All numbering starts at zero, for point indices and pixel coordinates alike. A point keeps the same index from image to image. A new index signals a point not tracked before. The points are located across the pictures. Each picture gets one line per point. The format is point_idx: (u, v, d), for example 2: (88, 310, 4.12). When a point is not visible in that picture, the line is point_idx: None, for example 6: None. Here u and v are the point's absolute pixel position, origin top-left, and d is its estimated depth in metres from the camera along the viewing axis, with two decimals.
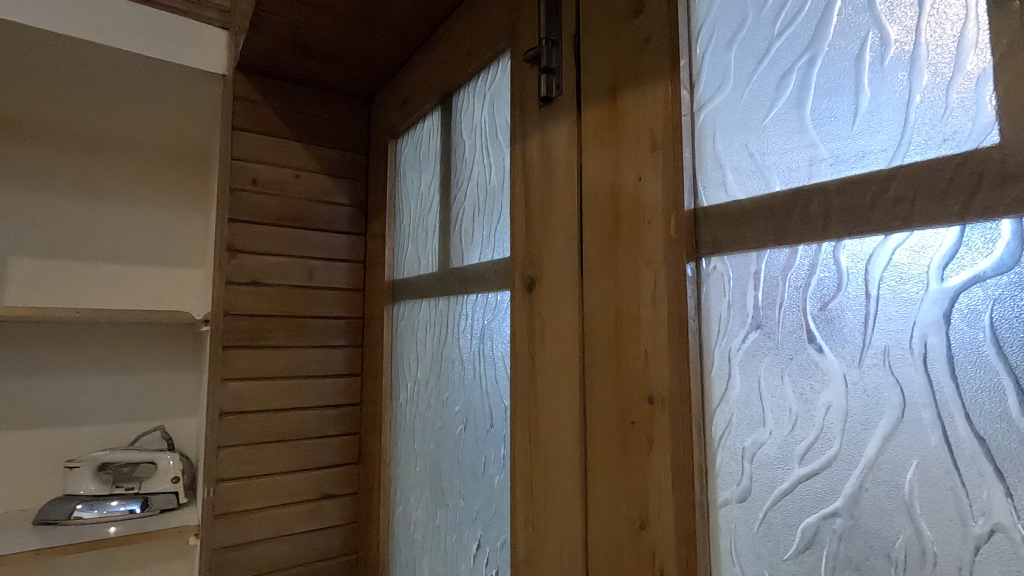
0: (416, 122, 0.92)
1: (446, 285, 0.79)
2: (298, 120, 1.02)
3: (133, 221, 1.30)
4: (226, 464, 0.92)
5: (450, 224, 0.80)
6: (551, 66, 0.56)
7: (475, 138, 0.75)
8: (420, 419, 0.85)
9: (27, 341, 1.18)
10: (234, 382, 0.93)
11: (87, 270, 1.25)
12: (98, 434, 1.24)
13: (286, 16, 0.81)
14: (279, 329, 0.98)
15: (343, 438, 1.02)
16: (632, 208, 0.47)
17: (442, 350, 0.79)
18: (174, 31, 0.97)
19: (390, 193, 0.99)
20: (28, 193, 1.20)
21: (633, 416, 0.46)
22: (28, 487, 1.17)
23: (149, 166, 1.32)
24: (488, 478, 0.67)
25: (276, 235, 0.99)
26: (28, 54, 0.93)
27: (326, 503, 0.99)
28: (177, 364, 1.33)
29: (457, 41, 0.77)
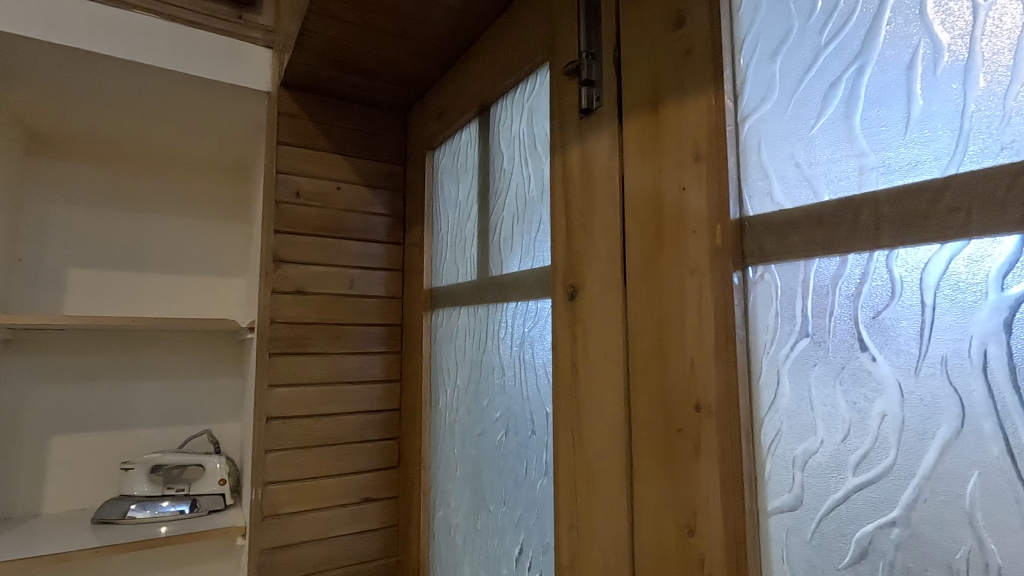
0: (453, 133, 0.94)
1: (484, 293, 0.81)
2: (339, 134, 1.06)
3: (181, 233, 1.36)
4: (273, 467, 0.95)
5: (489, 233, 0.81)
6: (591, 79, 0.57)
7: (513, 148, 0.76)
8: (460, 425, 0.86)
9: (85, 348, 1.25)
10: (279, 388, 0.97)
11: (139, 280, 1.31)
12: (149, 437, 1.30)
13: (329, 34, 0.84)
14: (322, 336, 1.01)
15: (383, 443, 1.05)
16: (676, 218, 0.47)
17: (482, 357, 0.81)
18: (222, 51, 1.01)
19: (428, 203, 1.02)
20: (86, 208, 1.27)
21: (679, 424, 0.46)
22: (86, 487, 1.23)
23: (196, 180, 1.38)
24: (530, 483, 0.68)
25: (318, 245, 1.02)
26: (88, 78, 0.99)
27: (367, 506, 1.02)
28: (222, 369, 1.38)
29: (494, 54, 0.79)
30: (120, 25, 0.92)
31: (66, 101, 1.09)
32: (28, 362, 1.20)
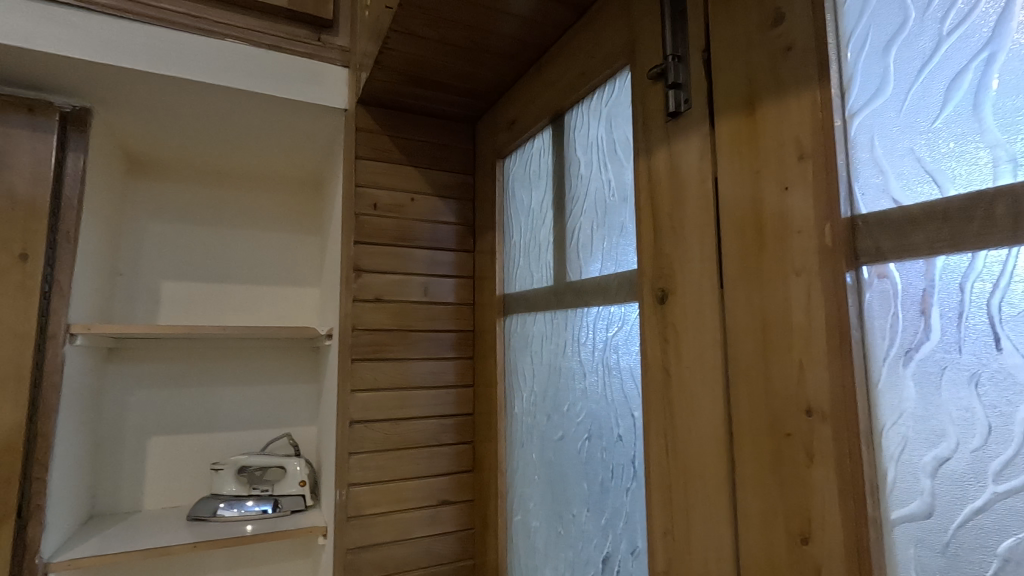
0: (524, 142, 0.95)
1: (562, 299, 0.81)
2: (411, 147, 1.09)
3: (261, 246, 1.43)
4: (356, 469, 0.98)
5: (566, 239, 0.82)
6: (678, 82, 0.57)
7: (590, 154, 0.77)
8: (538, 430, 0.87)
9: (178, 356, 1.34)
10: (361, 393, 1.00)
11: (224, 291, 1.39)
12: (235, 440, 1.37)
13: (406, 52, 0.87)
14: (399, 342, 1.04)
15: (458, 447, 1.07)
16: (778, 218, 0.46)
17: (561, 362, 0.81)
18: (302, 72, 1.06)
19: (499, 210, 1.03)
20: (177, 225, 1.36)
21: (786, 428, 0.45)
22: (180, 487, 1.31)
23: (273, 196, 1.46)
24: (616, 487, 0.68)
25: (394, 255, 1.06)
26: (184, 103, 1.06)
27: (444, 509, 1.04)
28: (299, 376, 1.45)
29: (569, 62, 0.80)
30: (212, 52, 0.99)
31: (162, 126, 1.17)
32: (130, 369, 1.29)
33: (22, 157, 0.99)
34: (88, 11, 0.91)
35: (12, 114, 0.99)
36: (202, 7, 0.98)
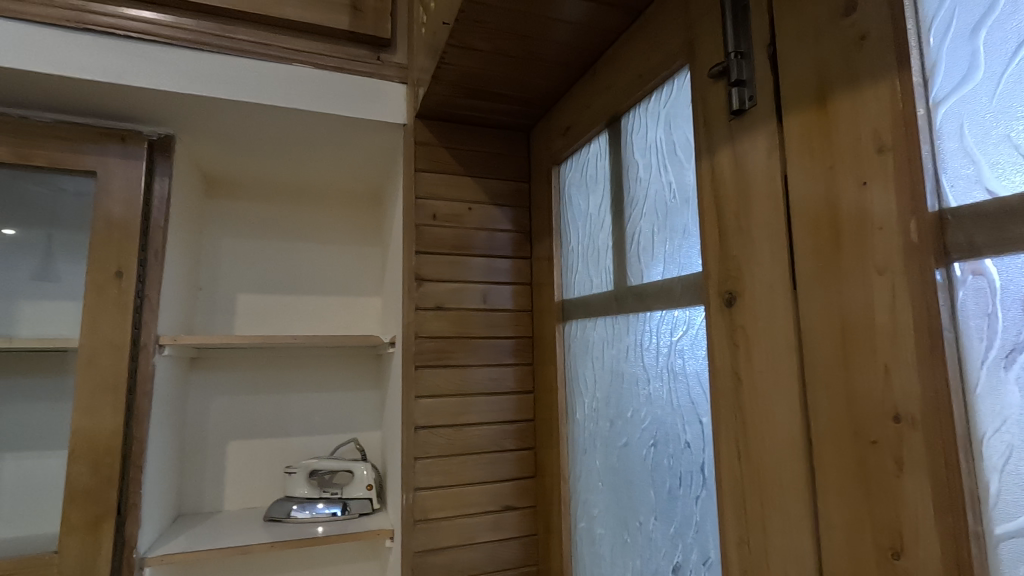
0: (580, 147, 0.95)
1: (623, 303, 0.81)
2: (467, 157, 1.12)
3: (327, 259, 1.50)
4: (421, 474, 1.00)
5: (625, 243, 0.82)
6: (742, 78, 0.56)
7: (649, 157, 0.76)
8: (601, 436, 0.86)
9: (253, 364, 1.41)
10: (425, 399, 1.03)
11: (293, 302, 1.46)
12: (306, 444, 1.43)
13: (462, 65, 0.89)
14: (460, 349, 1.06)
15: (519, 452, 1.07)
16: (856, 216, 0.44)
17: (623, 367, 0.80)
18: (364, 91, 1.10)
19: (556, 216, 1.04)
20: (250, 241, 1.44)
21: (872, 435, 0.43)
22: (257, 489, 1.39)
23: (336, 211, 1.52)
24: (685, 495, 0.66)
25: (453, 263, 1.08)
26: (256, 126, 1.13)
27: (507, 514, 1.04)
28: (364, 382, 1.50)
29: (624, 66, 0.79)
30: (280, 77, 1.04)
31: (236, 149, 1.25)
32: (210, 377, 1.38)
33: (117, 183, 1.08)
34: (171, 47, 0.99)
35: (108, 144, 1.08)
36: (271, 35, 1.04)
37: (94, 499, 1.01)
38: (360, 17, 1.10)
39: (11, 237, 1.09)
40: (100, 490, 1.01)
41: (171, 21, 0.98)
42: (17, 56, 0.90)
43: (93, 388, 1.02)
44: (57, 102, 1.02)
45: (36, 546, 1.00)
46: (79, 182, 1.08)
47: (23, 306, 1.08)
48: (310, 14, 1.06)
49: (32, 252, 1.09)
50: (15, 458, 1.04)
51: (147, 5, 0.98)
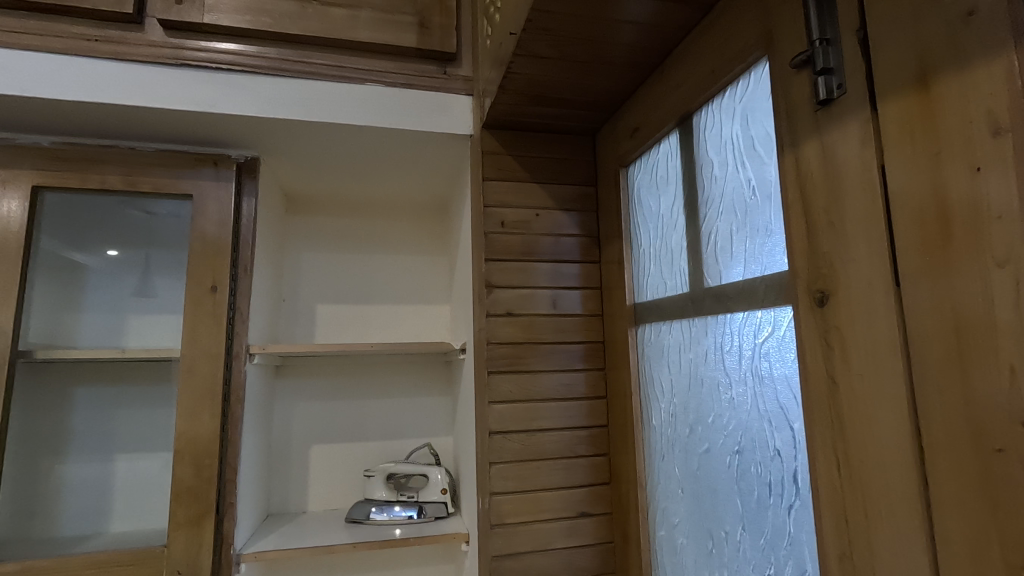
0: (649, 148, 0.94)
1: (701, 306, 0.79)
2: (534, 164, 1.12)
3: (398, 269, 1.55)
4: (497, 479, 1.01)
5: (701, 243, 0.79)
6: (828, 67, 0.53)
7: (725, 154, 0.74)
8: (680, 442, 0.84)
9: (331, 371, 1.48)
10: (498, 404, 1.04)
11: (367, 312, 1.51)
12: (382, 449, 1.48)
13: (528, 73, 0.90)
14: (531, 355, 1.07)
15: (593, 458, 1.06)
16: (969, 206, 0.41)
17: (703, 371, 0.78)
18: (431, 104, 1.14)
19: (626, 218, 1.03)
20: (327, 254, 1.51)
21: (996, 442, 0.39)
22: (338, 491, 1.45)
23: (405, 223, 1.58)
24: (776, 504, 0.63)
25: (522, 270, 1.09)
26: (332, 144, 1.19)
27: (583, 520, 1.04)
28: (435, 388, 1.54)
29: (696, 62, 0.77)
30: (353, 96, 1.09)
31: (314, 167, 1.32)
32: (294, 384, 1.46)
33: (210, 205, 1.16)
34: (256, 75, 1.06)
35: (202, 168, 1.17)
36: (345, 58, 1.10)
37: (197, 498, 1.08)
38: (427, 34, 1.13)
39: (116, 258, 1.20)
40: (201, 489, 1.09)
41: (255, 51, 1.05)
42: (125, 93, 0.99)
43: (194, 395, 1.10)
44: (158, 132, 1.12)
45: (147, 540, 1.08)
46: (176, 206, 1.18)
47: (131, 320, 1.18)
48: (380, 34, 1.10)
49: (137, 271, 1.20)
50: (130, 458, 1.15)
51: (234, 38, 1.05)
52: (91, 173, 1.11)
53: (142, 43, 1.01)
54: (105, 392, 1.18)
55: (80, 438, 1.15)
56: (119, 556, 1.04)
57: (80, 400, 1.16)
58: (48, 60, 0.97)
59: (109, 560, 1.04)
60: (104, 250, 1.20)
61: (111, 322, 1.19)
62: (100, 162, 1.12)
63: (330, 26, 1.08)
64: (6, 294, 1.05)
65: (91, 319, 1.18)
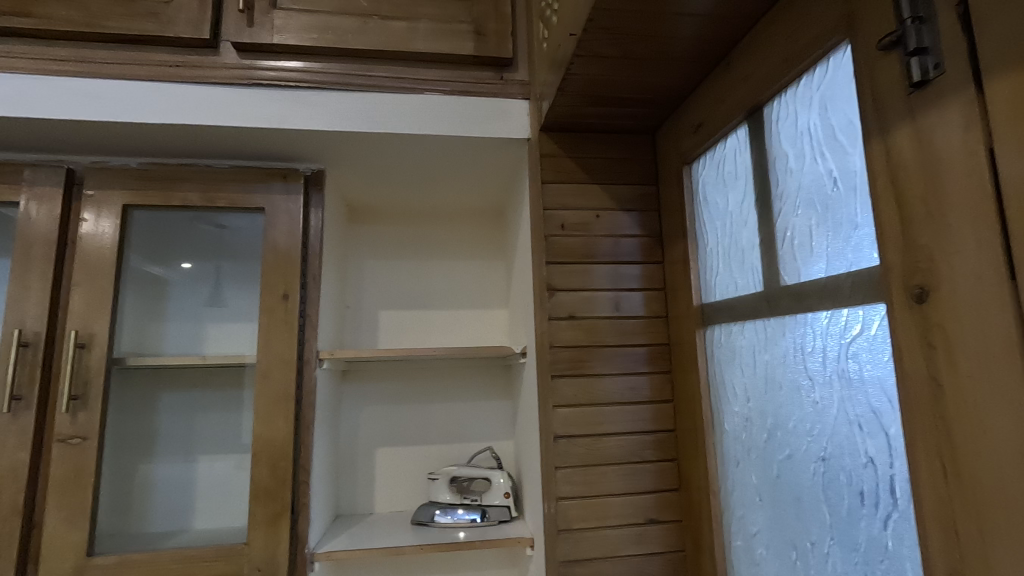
0: (715, 143, 0.91)
1: (778, 305, 0.75)
2: (593, 165, 1.11)
3: (456, 275, 1.57)
4: (563, 483, 1.00)
5: (776, 240, 0.76)
6: (923, 46, 0.50)
7: (801, 146, 0.71)
8: (758, 448, 0.80)
9: (394, 376, 1.52)
10: (562, 408, 1.03)
11: (428, 317, 1.54)
12: (445, 452, 1.50)
13: (588, 73, 0.89)
14: (595, 358, 1.05)
15: (661, 463, 1.03)
16: None
17: (782, 373, 0.75)
18: (489, 110, 1.14)
19: (690, 217, 1.00)
20: (388, 261, 1.55)
21: None
22: (403, 494, 1.47)
23: (462, 229, 1.60)
24: (870, 515, 0.59)
25: (582, 272, 1.07)
26: (393, 154, 1.22)
27: (652, 527, 1.01)
28: (495, 392, 1.55)
29: (764, 52, 0.74)
30: (412, 106, 1.12)
31: (375, 177, 1.36)
32: (359, 389, 1.50)
33: (280, 217, 1.21)
34: (321, 91, 1.10)
35: (272, 183, 1.22)
36: (404, 69, 1.12)
37: (273, 498, 1.13)
38: (484, 41, 1.14)
39: (189, 270, 1.27)
40: (277, 490, 1.13)
41: (320, 68, 1.10)
42: (203, 114, 1.05)
43: (269, 399, 1.15)
44: (232, 149, 1.18)
45: (229, 538, 1.14)
46: (249, 219, 1.24)
47: (209, 328, 1.25)
48: (438, 44, 1.12)
49: (212, 282, 1.26)
50: (209, 459, 1.22)
51: (300, 56, 1.10)
52: (173, 190, 1.19)
53: (218, 66, 1.07)
54: (186, 397, 1.25)
55: (164, 440, 1.23)
56: (204, 552, 1.10)
57: (163, 404, 1.24)
58: (136, 87, 1.05)
59: (195, 556, 1.10)
60: (179, 263, 1.26)
61: (192, 331, 1.26)
62: (181, 180, 1.19)
63: (389, 38, 1.11)
64: (102, 306, 1.13)
65: (172, 327, 1.25)
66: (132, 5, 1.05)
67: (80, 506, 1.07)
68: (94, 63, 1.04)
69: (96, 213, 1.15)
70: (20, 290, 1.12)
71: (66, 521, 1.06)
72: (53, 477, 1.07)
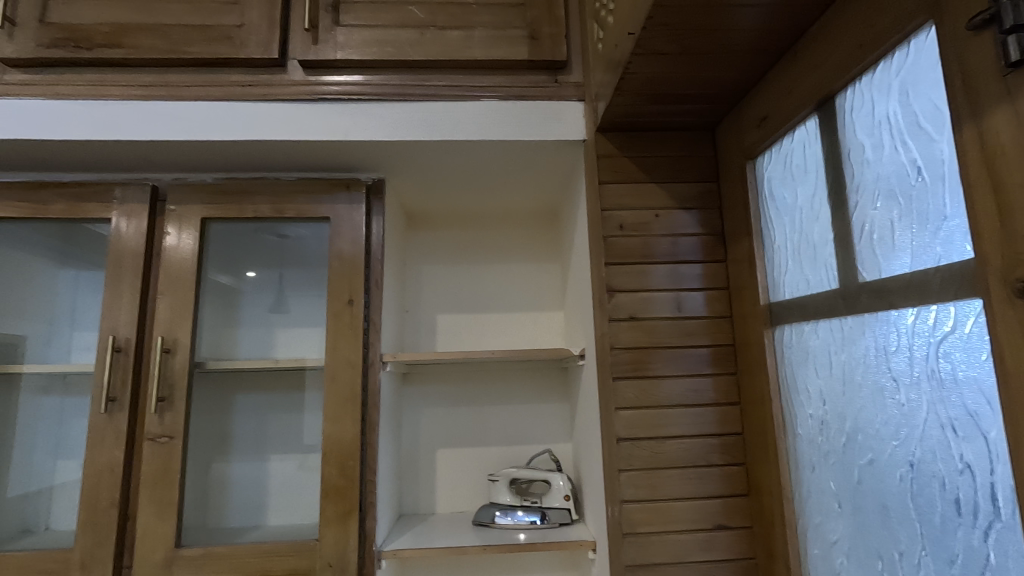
0: (781, 136, 0.88)
1: (856, 303, 0.72)
2: (650, 164, 1.10)
3: (511, 278, 1.59)
4: (627, 487, 0.99)
5: (852, 235, 0.73)
6: (1021, 23, 0.47)
7: (879, 135, 0.67)
8: (837, 452, 0.77)
9: (452, 378, 1.54)
10: (625, 410, 1.02)
11: (484, 320, 1.56)
12: (504, 454, 1.51)
13: (647, 71, 0.88)
14: (657, 359, 1.03)
15: (729, 468, 1.01)
16: None
17: (863, 374, 0.71)
18: (544, 113, 1.15)
19: (755, 214, 0.97)
20: (444, 266, 1.58)
21: None
22: (463, 495, 1.49)
23: (516, 232, 1.61)
24: (968, 524, 0.56)
25: (642, 273, 1.06)
26: (449, 160, 1.24)
27: (721, 534, 0.98)
28: (552, 395, 1.55)
29: (836, 39, 0.71)
30: (469, 113, 1.14)
31: (432, 184, 1.39)
32: (419, 391, 1.54)
33: (344, 225, 1.26)
34: (382, 102, 1.13)
35: (336, 193, 1.27)
36: (461, 77, 1.15)
37: (342, 496, 1.17)
38: (538, 45, 1.15)
39: (255, 278, 1.34)
40: (346, 489, 1.17)
41: (381, 81, 1.13)
42: (274, 130, 1.11)
43: (337, 401, 1.20)
44: (299, 162, 1.24)
45: (302, 533, 1.19)
46: (315, 228, 1.29)
47: (279, 333, 1.31)
48: (493, 51, 1.14)
49: (277, 289, 1.33)
50: (281, 457, 1.27)
51: (362, 70, 1.14)
52: (246, 203, 1.26)
53: (286, 83, 1.12)
54: (258, 399, 1.31)
55: (240, 439, 1.29)
56: (280, 546, 1.15)
57: (239, 405, 1.30)
58: (214, 107, 1.11)
59: (272, 550, 1.15)
60: (246, 271, 1.33)
61: (263, 335, 1.32)
62: (253, 193, 1.26)
63: (446, 48, 1.13)
64: (184, 313, 1.21)
65: (246, 332, 1.32)
66: (208, 30, 1.12)
67: (168, 500, 1.15)
68: (176, 87, 1.11)
69: (178, 227, 1.24)
70: (113, 299, 1.21)
71: (157, 515, 1.14)
72: (145, 473, 1.15)
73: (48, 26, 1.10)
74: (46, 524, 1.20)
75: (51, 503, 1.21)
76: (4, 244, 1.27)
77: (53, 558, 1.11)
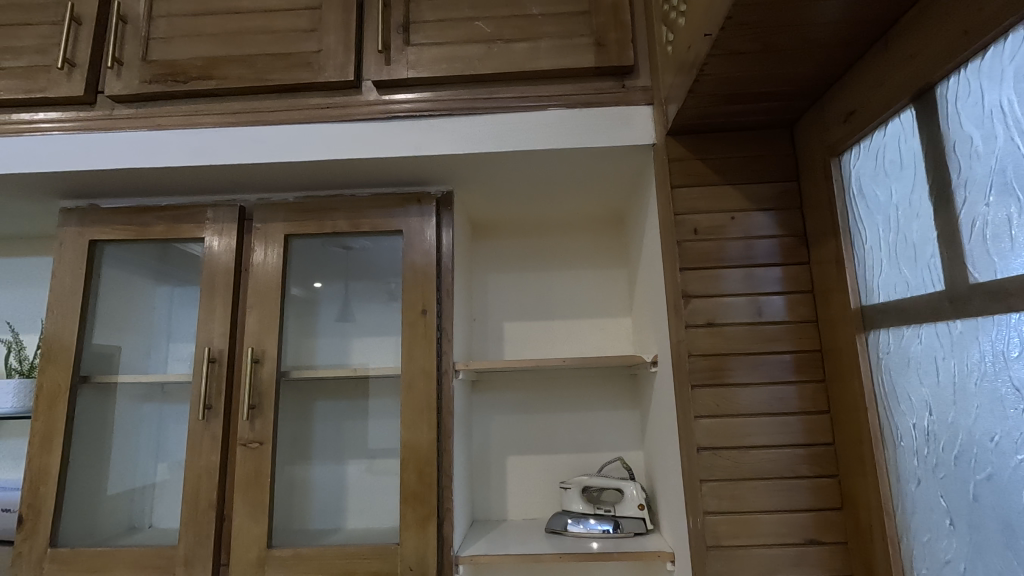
0: (871, 131, 0.84)
1: (966, 306, 0.67)
2: (725, 165, 1.07)
3: (578, 284, 1.58)
4: (709, 497, 0.97)
5: (959, 233, 0.68)
6: None
7: (992, 125, 0.63)
8: (947, 465, 0.72)
9: (520, 385, 1.55)
10: (705, 419, 0.99)
11: (551, 327, 1.56)
12: (574, 461, 1.51)
13: (723, 72, 0.87)
14: (737, 366, 1.00)
15: (820, 480, 0.96)
16: None
17: (978, 381, 0.66)
18: (612, 119, 1.15)
19: (842, 214, 0.93)
20: (509, 274, 1.60)
21: None
22: (534, 502, 1.49)
23: (581, 239, 1.61)
24: None
25: (718, 277, 1.03)
26: (516, 170, 1.26)
27: (812, 548, 0.94)
28: (622, 402, 1.53)
29: (935, 27, 0.67)
30: (536, 124, 1.15)
31: (497, 194, 1.41)
32: (488, 399, 1.55)
33: (416, 237, 1.30)
34: (452, 117, 1.16)
35: (408, 207, 1.32)
36: (527, 88, 1.16)
37: (420, 501, 1.20)
38: (605, 52, 1.14)
39: (319, 288, 1.39)
40: (424, 494, 1.20)
41: (451, 97, 1.16)
42: (351, 149, 1.16)
43: (413, 408, 1.23)
44: (373, 178, 1.28)
45: (382, 536, 1.23)
46: (387, 242, 1.34)
47: (355, 342, 1.36)
48: (560, 60, 1.14)
49: (342, 300, 1.40)
50: (359, 463, 1.32)
51: (432, 87, 1.17)
52: (325, 219, 1.32)
53: (362, 104, 1.17)
54: (336, 406, 1.37)
55: (320, 445, 1.35)
56: (362, 549, 1.19)
57: (319, 412, 1.36)
58: (296, 130, 1.18)
59: (355, 552, 1.19)
60: (310, 282, 1.38)
61: (339, 345, 1.37)
62: (331, 210, 1.32)
63: (513, 60, 1.15)
64: (271, 325, 1.28)
65: (323, 342, 1.38)
66: (289, 58, 1.18)
67: (260, 502, 1.21)
68: (262, 113, 1.19)
69: (264, 244, 1.31)
70: (207, 313, 1.30)
71: (250, 516, 1.21)
72: (238, 475, 1.22)
73: (150, 64, 1.20)
74: (151, 521, 1.30)
75: (155, 503, 1.31)
76: (110, 264, 1.39)
77: (160, 554, 1.20)
